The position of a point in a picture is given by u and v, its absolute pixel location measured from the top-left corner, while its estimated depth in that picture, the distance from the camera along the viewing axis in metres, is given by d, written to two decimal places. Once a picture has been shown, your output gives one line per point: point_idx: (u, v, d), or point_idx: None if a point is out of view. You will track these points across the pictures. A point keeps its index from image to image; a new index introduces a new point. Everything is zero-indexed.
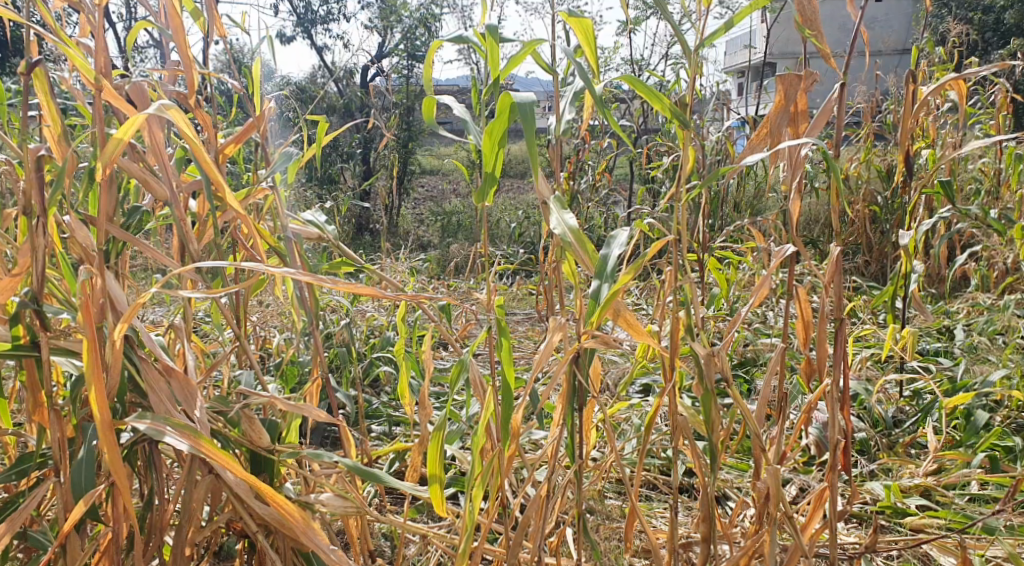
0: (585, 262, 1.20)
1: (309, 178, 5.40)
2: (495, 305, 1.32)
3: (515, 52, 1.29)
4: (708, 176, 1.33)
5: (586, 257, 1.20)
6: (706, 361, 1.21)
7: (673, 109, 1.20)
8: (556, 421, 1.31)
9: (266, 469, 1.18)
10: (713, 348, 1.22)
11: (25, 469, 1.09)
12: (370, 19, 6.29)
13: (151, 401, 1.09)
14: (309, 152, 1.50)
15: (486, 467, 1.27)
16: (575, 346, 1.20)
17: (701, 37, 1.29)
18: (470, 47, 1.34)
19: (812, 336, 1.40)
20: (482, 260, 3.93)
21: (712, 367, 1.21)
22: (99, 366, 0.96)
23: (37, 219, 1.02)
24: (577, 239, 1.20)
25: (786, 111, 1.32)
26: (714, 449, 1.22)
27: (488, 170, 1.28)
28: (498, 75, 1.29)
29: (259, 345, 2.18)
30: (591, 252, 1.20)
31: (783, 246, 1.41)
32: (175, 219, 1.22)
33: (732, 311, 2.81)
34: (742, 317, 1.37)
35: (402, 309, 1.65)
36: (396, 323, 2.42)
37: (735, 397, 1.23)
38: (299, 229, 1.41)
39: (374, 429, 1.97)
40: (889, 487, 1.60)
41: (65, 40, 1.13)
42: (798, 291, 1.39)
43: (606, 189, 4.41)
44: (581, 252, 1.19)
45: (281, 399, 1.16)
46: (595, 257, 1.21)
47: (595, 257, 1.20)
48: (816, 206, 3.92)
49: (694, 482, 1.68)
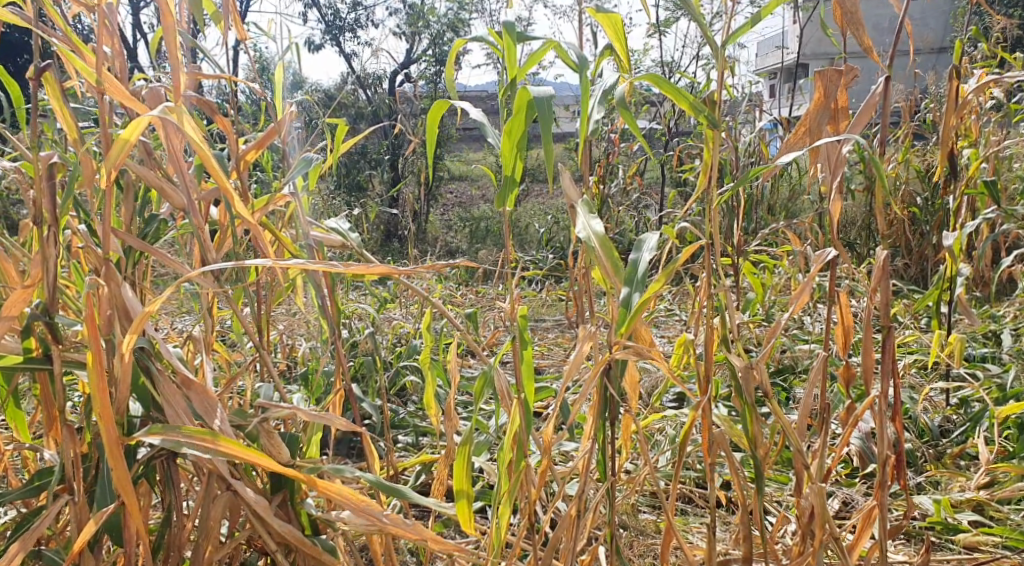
0: (609, 271, 1.14)
1: (337, 185, 5.40)
2: (521, 315, 1.27)
3: (536, 49, 1.24)
4: (741, 178, 1.26)
5: (608, 264, 1.14)
6: (744, 375, 1.14)
7: (703, 109, 1.14)
8: (587, 434, 1.25)
9: (286, 485, 1.14)
10: (753, 359, 1.15)
11: (40, 485, 1.07)
12: (398, 26, 6.28)
13: (168, 416, 1.05)
14: (331, 157, 1.46)
15: (514, 483, 1.22)
16: (604, 357, 1.15)
17: (730, 33, 1.22)
18: (489, 47, 1.29)
19: (853, 342, 1.33)
20: (510, 266, 3.88)
21: (750, 379, 1.14)
22: (105, 381, 0.92)
23: (47, 229, 0.99)
24: (602, 244, 1.15)
25: (826, 108, 1.26)
26: (755, 463, 1.16)
27: (508, 173, 1.23)
28: (517, 74, 1.23)
29: (284, 354, 2.15)
30: (616, 259, 1.15)
31: (824, 250, 1.33)
32: (193, 228, 1.19)
33: (767, 317, 2.73)
34: (781, 324, 1.31)
35: (427, 317, 1.60)
36: (423, 330, 2.38)
37: (777, 411, 1.16)
38: (322, 237, 1.37)
39: (401, 440, 1.93)
40: (938, 501, 1.53)
41: (76, 44, 1.10)
42: (840, 297, 1.32)
43: (637, 193, 4.34)
44: (606, 262, 1.14)
45: (303, 410, 1.12)
46: (620, 264, 1.15)
47: (619, 265, 1.14)
48: (853, 208, 3.82)
49: (732, 496, 1.62)
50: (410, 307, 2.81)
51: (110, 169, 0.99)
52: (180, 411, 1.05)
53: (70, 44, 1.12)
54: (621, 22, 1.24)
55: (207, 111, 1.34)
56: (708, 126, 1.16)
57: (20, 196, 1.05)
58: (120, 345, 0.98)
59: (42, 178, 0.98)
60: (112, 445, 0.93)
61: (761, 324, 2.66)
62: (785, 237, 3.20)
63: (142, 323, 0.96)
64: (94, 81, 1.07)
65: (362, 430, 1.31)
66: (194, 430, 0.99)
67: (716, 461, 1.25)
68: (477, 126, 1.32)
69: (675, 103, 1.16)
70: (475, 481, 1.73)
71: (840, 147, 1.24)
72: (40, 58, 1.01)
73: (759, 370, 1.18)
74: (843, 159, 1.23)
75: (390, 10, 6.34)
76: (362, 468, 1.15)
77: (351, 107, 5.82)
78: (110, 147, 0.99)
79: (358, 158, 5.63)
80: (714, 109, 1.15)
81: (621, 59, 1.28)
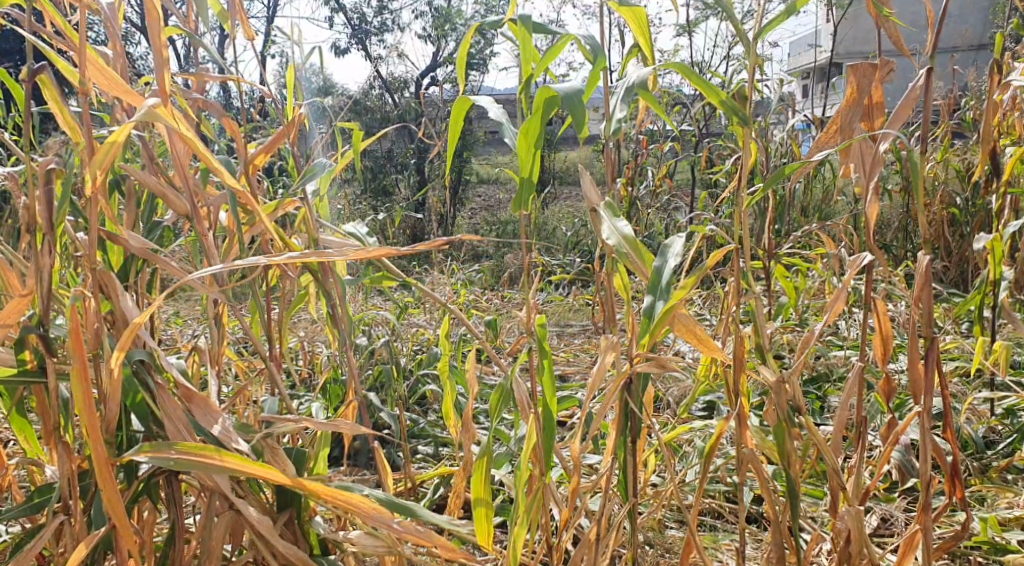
0: (638, 268, 1.06)
1: (363, 189, 5.39)
2: (539, 323, 1.21)
3: (554, 44, 1.18)
4: (772, 177, 1.18)
5: (643, 267, 1.06)
6: (776, 390, 1.06)
7: (731, 104, 1.05)
8: (609, 449, 1.18)
9: (292, 503, 1.10)
10: (786, 374, 1.06)
11: (41, 502, 1.03)
12: (424, 29, 6.24)
13: (167, 430, 1.00)
14: (344, 161, 1.41)
15: (532, 500, 1.16)
16: (625, 372, 1.08)
17: (760, 28, 1.14)
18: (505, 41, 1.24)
19: (892, 351, 1.25)
20: (536, 270, 3.82)
21: (783, 395, 1.06)
22: (90, 397, 0.89)
23: (41, 238, 0.95)
24: (633, 247, 1.08)
25: (859, 105, 1.16)
26: (787, 481, 1.08)
27: (523, 174, 1.17)
28: (534, 70, 1.18)
29: (303, 363, 2.11)
30: (647, 260, 1.07)
31: (860, 254, 1.25)
32: (198, 235, 1.15)
33: (800, 322, 2.64)
34: (814, 332, 1.24)
35: (446, 324, 1.55)
36: (443, 337, 2.33)
37: (813, 428, 1.09)
38: (335, 242, 1.32)
39: (420, 450, 1.88)
40: (985, 519, 1.44)
41: (72, 43, 1.06)
42: (878, 303, 1.25)
43: (666, 195, 4.27)
44: (638, 261, 1.07)
45: (311, 422, 1.07)
46: (650, 264, 1.07)
47: (650, 262, 1.07)
48: (889, 210, 3.70)
49: (763, 511, 1.54)
50: (433, 312, 2.76)
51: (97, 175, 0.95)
52: (181, 424, 1.00)
53: (67, 43, 1.07)
54: (645, 14, 1.18)
55: (213, 112, 1.31)
56: (738, 123, 1.07)
57: (15, 203, 1.01)
58: (110, 359, 0.95)
59: (39, 184, 0.93)
60: (102, 463, 0.89)
61: (794, 329, 2.57)
62: (818, 238, 3.11)
63: (134, 334, 0.92)
64: (78, 78, 1.03)
65: (373, 444, 1.27)
66: (188, 446, 0.94)
67: (747, 478, 1.17)
68: (497, 125, 1.27)
69: (704, 96, 1.07)
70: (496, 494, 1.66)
71: (877, 146, 1.15)
72: (33, 60, 0.97)
73: (793, 383, 1.10)
74: (880, 158, 1.15)
75: (416, 13, 6.30)
76: (372, 485, 1.10)
77: (378, 111, 5.81)
78: (97, 153, 0.95)
79: (384, 162, 5.60)
80: (744, 105, 1.06)
81: (645, 52, 1.22)
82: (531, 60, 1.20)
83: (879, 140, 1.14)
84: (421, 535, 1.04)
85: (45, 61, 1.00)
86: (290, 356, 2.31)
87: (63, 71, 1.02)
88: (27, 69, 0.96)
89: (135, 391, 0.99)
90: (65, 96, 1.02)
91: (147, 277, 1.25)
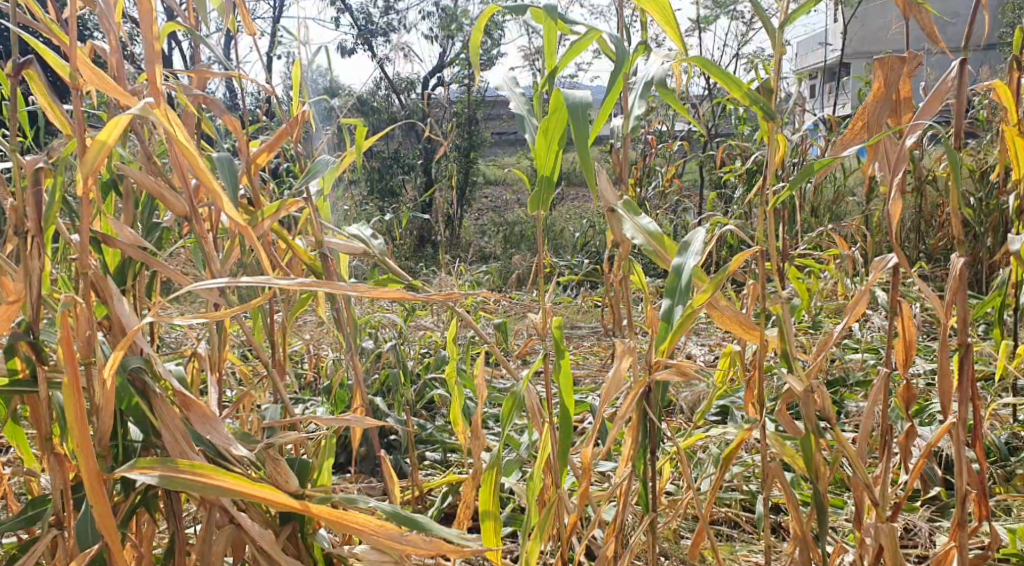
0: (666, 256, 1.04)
1: (369, 191, 5.34)
2: (555, 326, 1.16)
3: (577, 39, 1.14)
4: (799, 173, 1.13)
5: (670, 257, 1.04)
6: (805, 399, 1.01)
7: (756, 97, 1.00)
8: (626, 460, 1.13)
9: (296, 517, 1.05)
10: (815, 383, 1.02)
11: (38, 514, 0.99)
12: (430, 29, 6.17)
13: (164, 440, 0.95)
14: (349, 159, 1.36)
15: (545, 512, 1.11)
16: (643, 379, 1.03)
17: (787, 16, 1.08)
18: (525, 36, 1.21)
19: (915, 358, 1.21)
20: (544, 272, 3.77)
21: (812, 405, 1.01)
22: (82, 410, 0.85)
23: (30, 240, 0.91)
24: (658, 240, 1.04)
25: (888, 100, 1.09)
26: (815, 494, 1.03)
27: (545, 173, 1.13)
28: (556, 67, 1.14)
29: (308, 367, 2.07)
30: (671, 248, 1.05)
31: (885, 256, 1.19)
32: (197, 236, 1.10)
33: (814, 324, 2.58)
34: (833, 336, 1.19)
35: (454, 326, 1.51)
36: (450, 341, 2.28)
37: (843, 440, 1.03)
38: (339, 244, 1.28)
39: (428, 457, 1.84)
40: (1014, 531, 1.38)
41: (59, 35, 1.02)
42: (904, 306, 1.20)
43: (675, 196, 4.21)
44: (666, 254, 1.04)
45: (310, 431, 1.02)
46: (673, 248, 1.05)
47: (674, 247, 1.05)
48: (902, 210, 3.64)
49: (782, 520, 1.49)
50: (440, 315, 2.71)
51: (87, 176, 0.91)
52: (179, 436, 0.96)
53: (53, 36, 1.03)
54: (673, 9, 1.13)
55: (215, 110, 1.27)
56: (764, 118, 1.02)
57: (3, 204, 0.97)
58: (104, 367, 0.90)
59: (28, 185, 0.89)
60: (93, 478, 0.85)
61: (808, 332, 2.52)
62: (830, 239, 3.05)
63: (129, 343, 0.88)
64: (68, 72, 0.98)
65: (381, 453, 1.23)
66: (185, 464, 0.89)
67: (771, 492, 1.12)
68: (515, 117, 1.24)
69: (727, 91, 1.03)
70: (507, 503, 1.61)
71: (903, 141, 1.08)
72: (20, 54, 0.93)
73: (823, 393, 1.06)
74: (906, 155, 1.08)
75: (423, 13, 6.24)
76: (377, 498, 1.05)
77: (384, 112, 5.77)
78: (87, 150, 0.92)
79: (391, 163, 5.56)
80: (769, 98, 1.01)
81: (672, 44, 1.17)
82: (553, 53, 1.16)
83: (906, 134, 1.08)
84: (429, 547, 0.96)
85: (32, 54, 0.96)
86: (295, 360, 2.26)
87: (52, 65, 0.98)
88: (13, 63, 0.92)
89: (131, 399, 0.95)
90: (55, 91, 0.98)
91: (146, 281, 1.21)
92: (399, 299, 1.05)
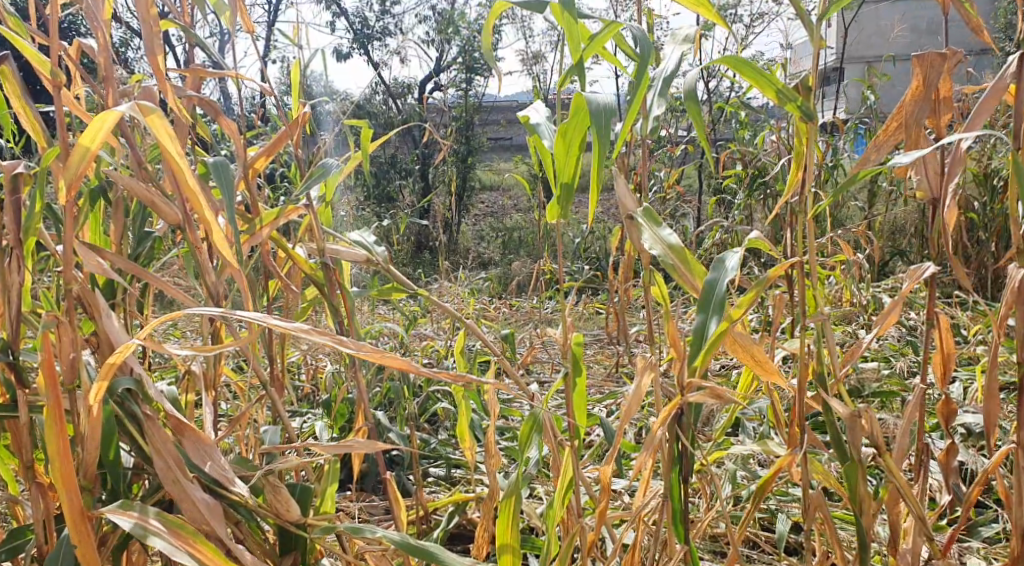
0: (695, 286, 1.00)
1: (366, 196, 5.28)
2: (575, 342, 1.09)
3: (596, 32, 1.08)
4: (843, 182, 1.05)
5: (697, 280, 1.00)
6: (851, 425, 0.95)
7: (791, 95, 0.94)
8: (649, 484, 1.06)
9: (298, 546, 0.99)
10: (861, 406, 0.95)
11: (19, 546, 0.89)
12: (427, 33, 6.10)
13: (156, 468, 0.88)
14: (352, 163, 1.29)
15: (567, 544, 1.04)
16: (675, 401, 0.96)
17: (824, 10, 1.01)
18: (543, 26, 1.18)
19: (954, 373, 1.16)
20: (544, 279, 3.71)
21: (858, 431, 0.95)
22: (65, 440, 0.78)
23: (10, 252, 0.84)
24: (681, 258, 1.00)
25: (927, 99, 1.02)
26: (862, 528, 0.96)
27: (564, 180, 1.08)
28: (579, 62, 1.09)
29: (307, 378, 2.00)
30: (700, 272, 1.00)
31: (921, 264, 1.11)
32: (191, 247, 1.04)
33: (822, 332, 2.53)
34: (863, 350, 1.11)
35: (460, 337, 1.44)
36: (453, 351, 2.21)
37: (890, 467, 0.97)
38: (343, 252, 1.21)
39: (431, 473, 1.77)
40: None
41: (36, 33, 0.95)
42: (941, 317, 1.14)
43: (676, 201, 4.15)
44: (690, 276, 1.00)
45: (312, 457, 0.94)
46: (704, 276, 1.01)
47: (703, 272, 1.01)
48: (905, 214, 3.59)
49: (805, 541, 1.42)
50: (441, 323, 2.64)
51: (69, 184, 0.84)
52: (172, 462, 0.89)
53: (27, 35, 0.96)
54: None
55: (210, 112, 1.20)
56: (800, 118, 0.96)
57: None
58: (89, 393, 0.84)
59: (4, 193, 0.82)
60: (77, 514, 0.79)
61: None
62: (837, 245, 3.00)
63: (120, 362, 0.81)
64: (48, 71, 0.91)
65: (386, 476, 1.16)
66: (173, 520, 0.84)
67: (810, 526, 1.05)
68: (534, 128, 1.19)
69: (759, 90, 0.97)
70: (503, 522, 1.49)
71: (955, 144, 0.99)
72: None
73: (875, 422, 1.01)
74: (958, 158, 1.01)
75: (418, 17, 6.16)
76: (383, 526, 0.99)
77: (381, 116, 5.69)
78: (71, 155, 0.85)
79: (388, 168, 5.50)
80: (806, 97, 0.95)
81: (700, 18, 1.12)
82: (570, 51, 1.10)
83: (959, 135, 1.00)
84: None
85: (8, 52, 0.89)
86: (293, 371, 2.19)
87: (31, 62, 0.91)
88: None
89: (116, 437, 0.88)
90: (31, 91, 0.90)
91: (138, 294, 1.14)
92: (404, 369, 0.96)
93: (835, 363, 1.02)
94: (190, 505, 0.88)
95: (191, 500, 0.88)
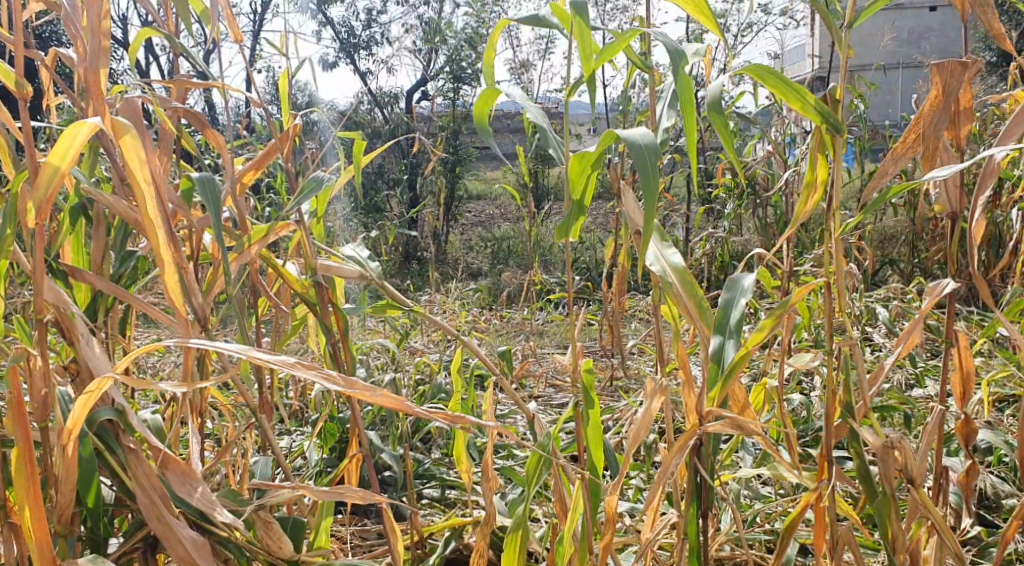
0: (694, 316, 0.95)
1: (353, 207, 5.21)
2: (585, 371, 1.09)
3: (611, 40, 1.06)
4: (875, 203, 1.03)
5: (692, 306, 0.95)
6: (885, 457, 0.94)
7: (820, 108, 0.90)
8: (657, 512, 1.02)
9: None
10: (893, 438, 0.96)
11: None
12: (414, 42, 6.04)
13: (138, 502, 0.82)
14: (345, 175, 1.24)
15: None
16: (693, 429, 0.93)
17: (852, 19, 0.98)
18: (548, 30, 1.15)
19: (972, 392, 1.12)
20: (536, 290, 3.65)
21: (891, 463, 0.95)
22: (34, 487, 0.74)
23: None
24: (680, 279, 0.96)
25: (947, 110, 0.97)
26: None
27: (575, 199, 1.06)
28: (591, 66, 1.09)
29: (296, 396, 1.94)
30: (699, 296, 0.95)
31: (942, 282, 1.06)
32: (175, 267, 0.98)
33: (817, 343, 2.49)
34: (886, 374, 1.09)
35: (457, 356, 1.39)
36: (446, 366, 2.15)
37: (927, 505, 0.95)
38: (333, 267, 1.15)
39: (425, 494, 1.71)
40: None
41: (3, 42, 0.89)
42: (960, 338, 1.11)
43: (667, 210, 4.11)
44: (687, 299, 0.95)
45: (306, 494, 0.89)
46: (703, 303, 0.95)
47: (706, 308, 0.95)
48: (897, 223, 3.56)
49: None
50: (431, 337, 2.57)
51: (38, 207, 0.79)
52: (156, 496, 0.83)
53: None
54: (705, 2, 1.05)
55: (195, 124, 1.14)
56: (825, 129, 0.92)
57: None
58: (63, 430, 0.78)
59: None
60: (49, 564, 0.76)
61: None
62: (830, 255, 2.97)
63: (92, 400, 0.76)
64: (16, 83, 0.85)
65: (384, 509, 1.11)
66: None
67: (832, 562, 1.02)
68: (535, 129, 1.16)
69: (784, 102, 0.93)
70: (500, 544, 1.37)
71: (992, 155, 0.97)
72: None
73: (904, 451, 0.97)
74: (995, 170, 0.98)
75: (405, 26, 6.11)
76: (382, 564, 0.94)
77: (368, 126, 5.63)
78: (40, 174, 0.80)
79: (375, 178, 5.44)
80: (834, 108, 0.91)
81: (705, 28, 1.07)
82: (590, 52, 1.08)
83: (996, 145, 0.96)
84: None
85: None
86: (280, 389, 2.13)
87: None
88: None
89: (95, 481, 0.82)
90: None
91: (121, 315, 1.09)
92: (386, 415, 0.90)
93: (862, 389, 1.01)
94: (176, 542, 0.82)
95: (176, 538, 0.82)
